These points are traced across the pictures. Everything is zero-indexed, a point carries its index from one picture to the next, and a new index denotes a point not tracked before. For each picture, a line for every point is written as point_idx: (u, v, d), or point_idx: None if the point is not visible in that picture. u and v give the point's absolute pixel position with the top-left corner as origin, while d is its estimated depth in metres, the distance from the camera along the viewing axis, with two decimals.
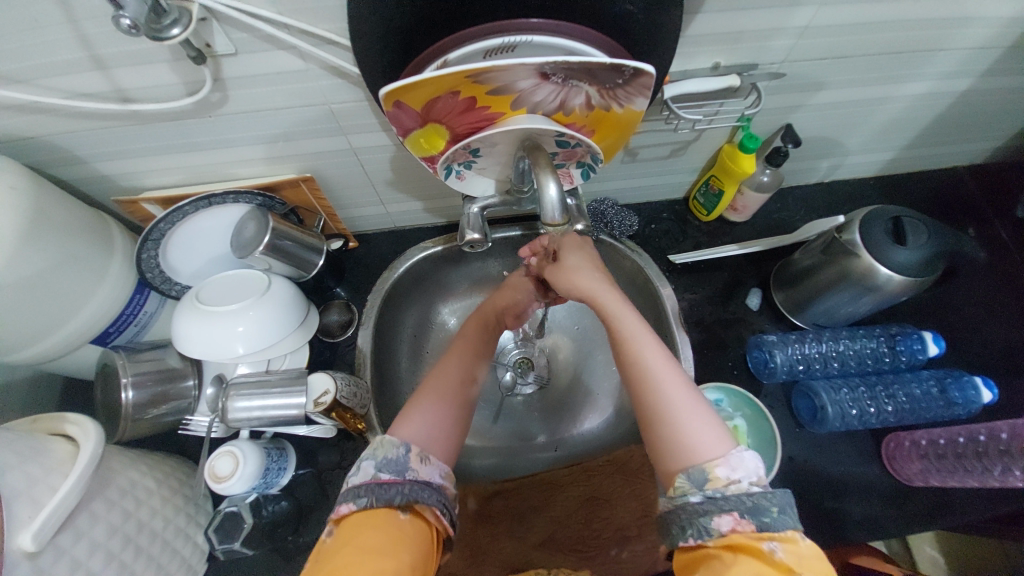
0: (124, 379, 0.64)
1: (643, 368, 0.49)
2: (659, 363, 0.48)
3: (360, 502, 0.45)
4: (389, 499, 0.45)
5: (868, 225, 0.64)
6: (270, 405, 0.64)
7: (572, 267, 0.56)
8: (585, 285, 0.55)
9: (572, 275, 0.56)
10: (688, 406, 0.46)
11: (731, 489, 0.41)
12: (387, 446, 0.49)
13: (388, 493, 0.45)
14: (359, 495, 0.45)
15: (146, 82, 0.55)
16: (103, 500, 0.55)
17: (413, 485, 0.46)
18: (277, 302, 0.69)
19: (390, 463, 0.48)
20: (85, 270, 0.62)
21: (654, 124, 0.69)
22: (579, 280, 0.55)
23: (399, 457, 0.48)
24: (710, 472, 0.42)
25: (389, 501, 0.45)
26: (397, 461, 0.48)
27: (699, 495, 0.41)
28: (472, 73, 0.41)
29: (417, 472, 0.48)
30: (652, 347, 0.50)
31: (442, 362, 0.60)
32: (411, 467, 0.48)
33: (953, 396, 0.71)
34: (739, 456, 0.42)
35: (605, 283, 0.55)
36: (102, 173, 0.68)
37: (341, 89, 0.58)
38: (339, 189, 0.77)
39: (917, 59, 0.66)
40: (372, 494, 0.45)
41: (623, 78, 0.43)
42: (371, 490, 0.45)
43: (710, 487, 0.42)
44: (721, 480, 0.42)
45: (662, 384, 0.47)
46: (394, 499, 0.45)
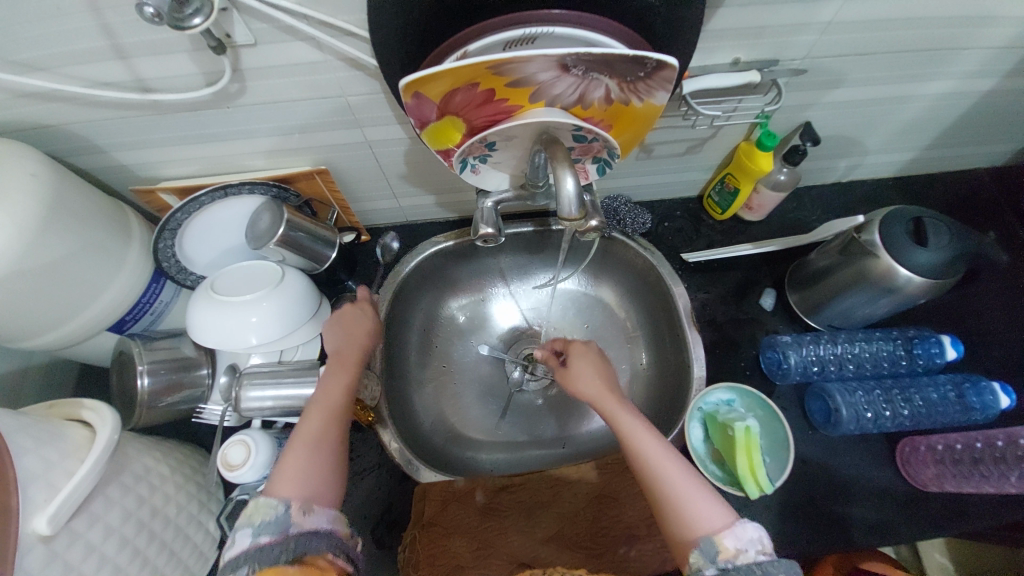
0: (139, 366, 0.65)
1: (646, 461, 0.51)
2: (657, 451, 0.51)
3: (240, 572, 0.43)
4: (274, 559, 0.44)
5: (887, 224, 0.63)
6: (283, 394, 0.65)
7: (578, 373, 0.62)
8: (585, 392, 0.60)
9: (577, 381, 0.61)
10: (687, 486, 0.49)
11: (740, 559, 0.43)
12: (262, 509, 0.47)
13: (272, 553, 0.44)
14: (239, 566, 0.43)
15: (166, 72, 0.56)
16: (117, 485, 0.56)
17: (298, 539, 0.46)
18: (291, 293, 0.69)
19: (269, 524, 0.46)
20: (102, 259, 0.62)
21: (671, 121, 0.69)
22: (581, 387, 0.60)
23: (276, 515, 0.47)
24: (719, 545, 0.44)
25: (274, 562, 0.44)
26: (277, 519, 0.47)
27: (712, 568, 0.43)
28: (493, 65, 0.41)
29: (300, 525, 0.48)
30: (654, 444, 0.52)
31: (304, 417, 0.57)
32: (293, 521, 0.48)
33: (970, 402, 0.69)
34: (741, 525, 0.45)
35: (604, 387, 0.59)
36: (120, 162, 0.68)
37: (358, 81, 0.58)
38: (353, 182, 0.77)
39: (941, 57, 0.64)
40: (252, 560, 0.44)
41: (646, 71, 0.43)
42: (251, 557, 0.44)
43: (722, 558, 0.44)
44: (730, 550, 0.44)
45: (663, 473, 0.50)
46: (282, 557, 0.44)
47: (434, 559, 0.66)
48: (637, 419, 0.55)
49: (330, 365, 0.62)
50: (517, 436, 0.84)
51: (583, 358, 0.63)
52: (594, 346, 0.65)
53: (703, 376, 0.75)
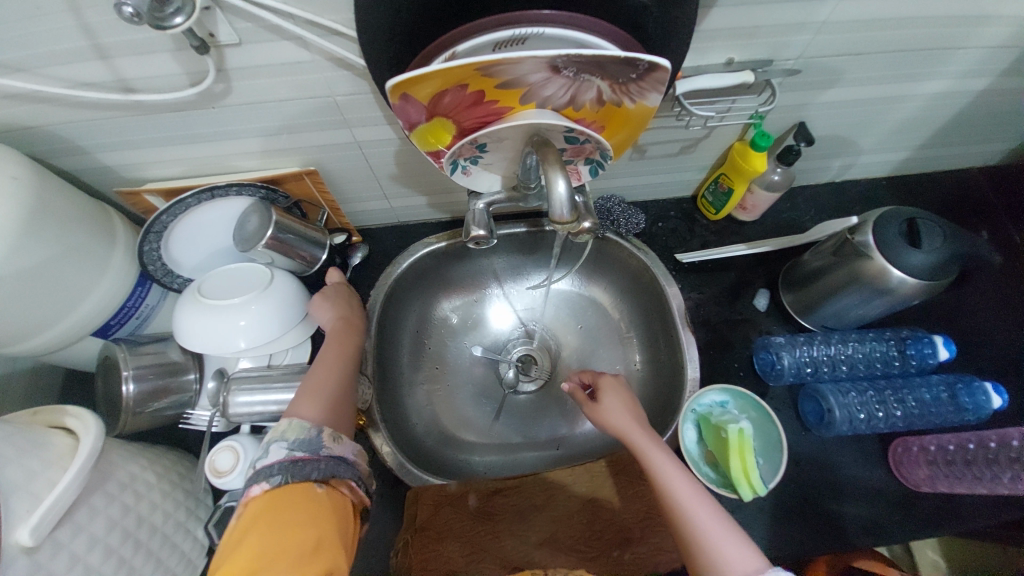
0: (124, 372, 0.64)
1: (676, 499, 0.52)
2: (687, 490, 0.52)
3: (277, 478, 0.48)
4: (306, 476, 0.49)
5: (881, 226, 0.63)
6: (271, 400, 0.64)
7: (608, 407, 0.62)
8: (616, 425, 0.60)
9: (606, 415, 0.62)
10: (718, 529, 0.49)
11: None
12: (297, 429, 0.53)
13: (304, 470, 0.49)
14: (274, 473, 0.48)
15: (148, 72, 0.54)
16: (102, 494, 0.55)
17: (329, 461, 0.52)
18: (280, 296, 0.68)
19: (304, 443, 0.52)
20: (85, 263, 0.61)
21: (664, 121, 0.68)
22: (610, 420, 0.61)
23: (311, 437, 0.52)
24: None
25: (306, 478, 0.49)
26: (312, 440, 0.52)
27: None
28: (482, 66, 0.40)
29: (331, 449, 0.53)
30: (688, 486, 0.53)
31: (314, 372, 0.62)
32: (325, 445, 0.53)
33: (962, 403, 0.69)
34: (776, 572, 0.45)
35: (635, 422, 0.60)
36: (103, 163, 0.67)
37: (346, 80, 0.57)
38: (343, 182, 0.76)
39: (935, 57, 0.64)
40: (287, 472, 0.49)
41: (637, 73, 0.42)
42: (287, 468, 0.49)
43: None
44: None
45: (694, 514, 0.51)
46: (313, 475, 0.50)
47: (429, 563, 0.65)
48: (669, 458, 0.56)
49: (330, 338, 0.67)
50: (511, 438, 0.84)
51: (612, 394, 0.63)
52: (622, 380, 0.66)
53: (697, 377, 0.75)
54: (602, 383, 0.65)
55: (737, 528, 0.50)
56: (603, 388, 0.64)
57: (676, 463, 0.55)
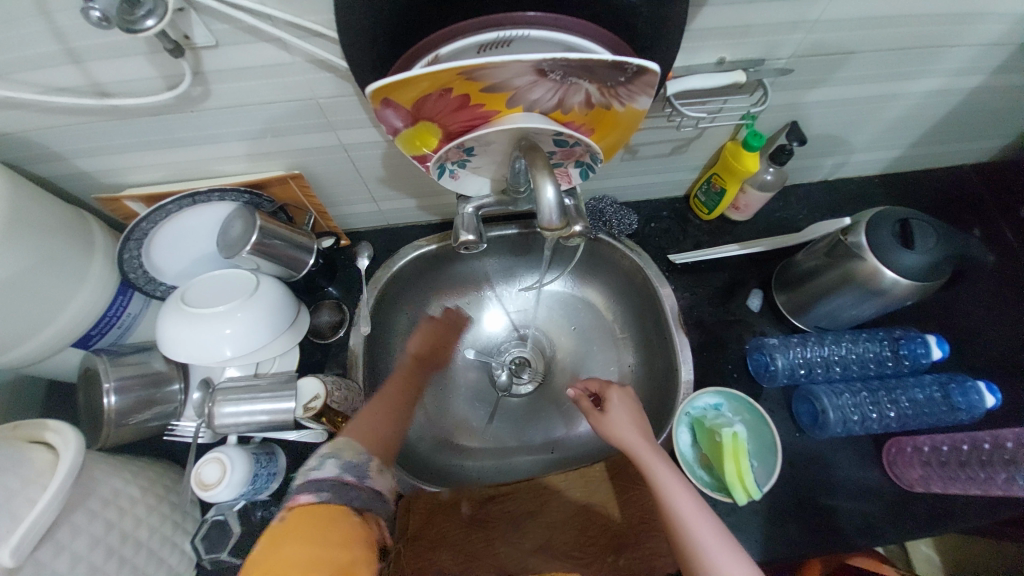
0: (106, 384, 0.62)
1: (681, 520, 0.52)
2: (692, 513, 0.52)
3: (322, 495, 0.48)
4: (347, 500, 0.49)
5: (874, 227, 0.62)
6: (258, 410, 0.63)
7: (615, 420, 0.61)
8: (623, 439, 0.59)
9: (613, 428, 0.61)
10: (721, 554, 0.49)
11: None
12: (352, 452, 0.55)
13: (349, 493, 0.49)
14: (322, 489, 0.49)
15: (123, 76, 0.53)
16: (83, 511, 0.53)
17: (370, 492, 0.52)
18: (266, 303, 0.67)
19: (353, 467, 0.53)
20: (64, 272, 0.59)
21: (656, 122, 0.67)
22: (618, 433, 0.60)
23: (362, 463, 0.54)
24: None
25: (347, 502, 0.49)
26: (362, 466, 0.53)
27: None
28: (465, 70, 0.39)
29: (374, 481, 0.53)
30: (691, 505, 0.53)
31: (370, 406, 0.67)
32: (370, 475, 0.53)
33: (955, 402, 0.69)
34: None
35: (642, 437, 0.59)
36: (81, 169, 0.65)
37: (328, 82, 0.55)
38: (329, 185, 0.74)
39: (928, 55, 0.63)
40: (335, 490, 0.49)
41: (626, 76, 0.41)
42: (334, 486, 0.49)
43: None
44: None
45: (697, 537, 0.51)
46: (354, 502, 0.49)
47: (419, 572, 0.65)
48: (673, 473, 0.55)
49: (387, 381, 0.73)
50: (504, 443, 0.83)
51: (620, 409, 0.62)
52: (629, 393, 0.65)
53: (691, 380, 0.74)
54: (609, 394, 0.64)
55: (739, 551, 0.50)
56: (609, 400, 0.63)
57: (682, 482, 0.54)
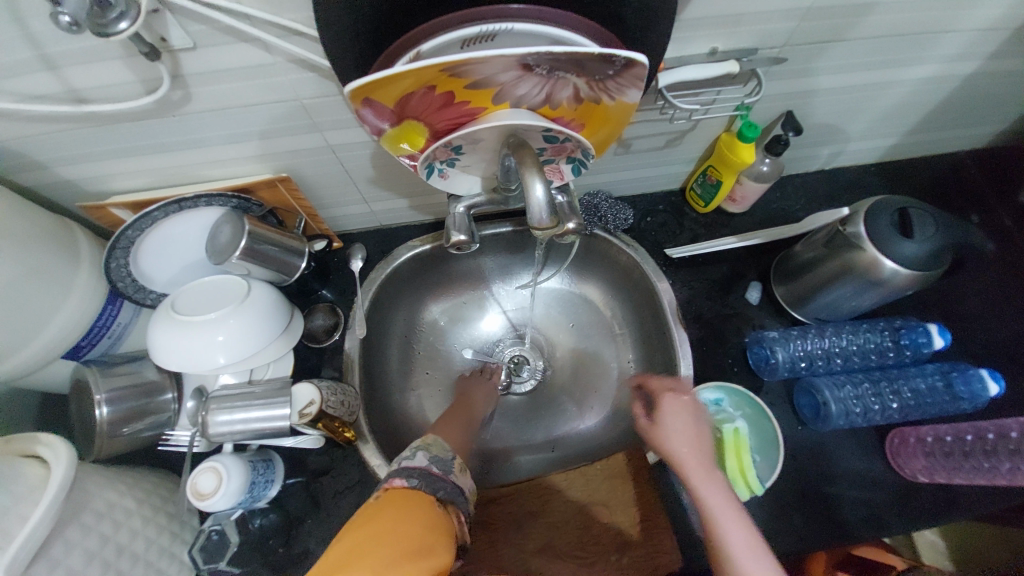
0: (97, 396, 0.62)
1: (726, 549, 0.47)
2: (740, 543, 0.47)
3: (413, 481, 0.50)
4: (435, 491, 0.50)
5: (873, 216, 0.62)
6: (252, 418, 0.62)
7: (671, 430, 0.56)
8: (676, 451, 0.54)
9: (667, 438, 0.56)
10: None
11: None
12: (439, 446, 0.56)
13: (435, 484, 0.51)
14: (412, 476, 0.51)
15: (101, 81, 0.51)
16: (77, 525, 0.53)
17: (454, 487, 0.52)
18: (259, 308, 0.66)
19: (441, 460, 0.54)
20: (51, 284, 0.58)
21: (648, 114, 0.66)
22: (671, 445, 0.55)
23: (448, 459, 0.55)
24: None
25: (434, 491, 0.50)
26: (448, 461, 0.55)
27: None
28: (447, 66, 0.37)
29: (458, 476, 0.54)
30: (739, 530, 0.47)
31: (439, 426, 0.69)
32: (455, 471, 0.54)
33: (958, 391, 0.68)
34: None
35: (697, 453, 0.53)
36: (66, 178, 0.64)
37: (312, 82, 0.54)
38: (319, 187, 0.73)
39: (926, 39, 0.62)
40: (422, 479, 0.51)
41: (614, 69, 0.40)
42: (423, 476, 0.51)
43: None
44: None
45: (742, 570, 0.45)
46: (439, 493, 0.50)
47: None
48: (722, 491, 0.51)
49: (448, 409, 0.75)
50: (504, 443, 0.82)
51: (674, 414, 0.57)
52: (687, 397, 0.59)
53: (690, 375, 0.73)
54: (669, 400, 0.59)
55: None
56: (667, 407, 0.58)
57: (734, 510, 0.49)
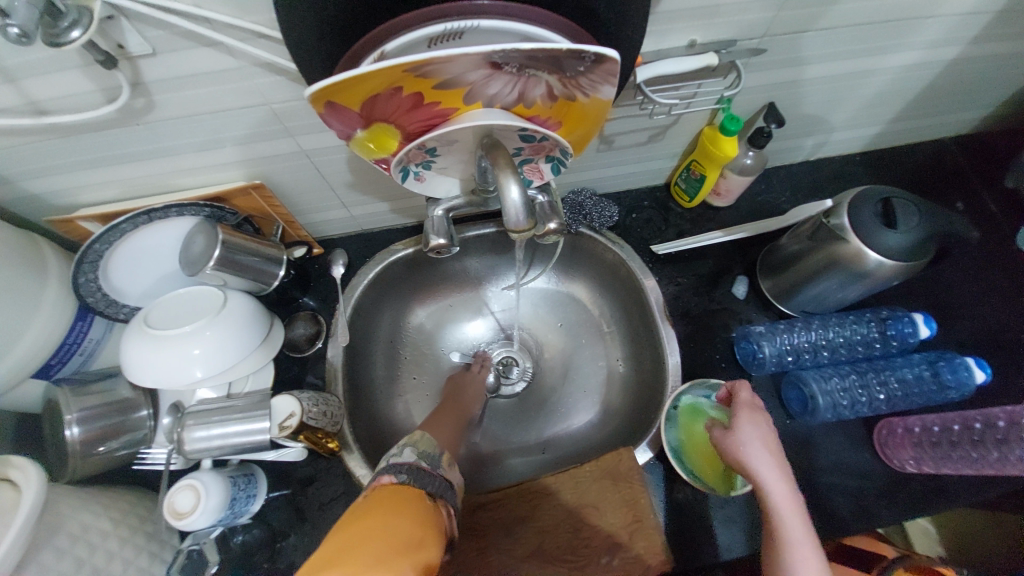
0: (68, 416, 0.60)
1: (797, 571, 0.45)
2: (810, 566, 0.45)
3: (401, 477, 0.49)
4: (423, 486, 0.49)
5: (856, 207, 0.61)
6: (230, 433, 0.60)
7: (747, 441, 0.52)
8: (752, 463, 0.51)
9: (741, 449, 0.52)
10: None
11: None
12: (428, 443, 0.56)
13: (423, 479, 0.50)
14: (401, 472, 0.50)
15: (58, 91, 0.49)
16: (51, 550, 0.51)
17: (442, 481, 0.51)
18: (235, 319, 0.64)
19: (428, 456, 0.53)
20: (17, 300, 0.56)
21: (627, 110, 0.65)
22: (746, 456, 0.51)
23: (436, 454, 0.55)
24: None
25: (423, 486, 0.49)
26: (436, 457, 0.55)
27: None
28: (412, 66, 0.36)
29: (446, 472, 0.54)
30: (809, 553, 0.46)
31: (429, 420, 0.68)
32: (442, 466, 0.54)
33: (945, 380, 0.68)
34: None
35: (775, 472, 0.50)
36: (29, 192, 0.61)
37: (281, 86, 0.53)
38: (295, 193, 0.71)
39: (904, 28, 0.61)
40: (411, 474, 0.50)
41: (585, 65, 0.39)
42: (412, 471, 0.50)
43: None
44: None
45: None
46: (427, 488, 0.49)
47: None
48: (789, 498, 0.49)
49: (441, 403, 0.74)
50: (495, 446, 0.81)
51: (746, 415, 0.54)
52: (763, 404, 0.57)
53: (679, 372, 0.73)
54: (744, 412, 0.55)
55: None
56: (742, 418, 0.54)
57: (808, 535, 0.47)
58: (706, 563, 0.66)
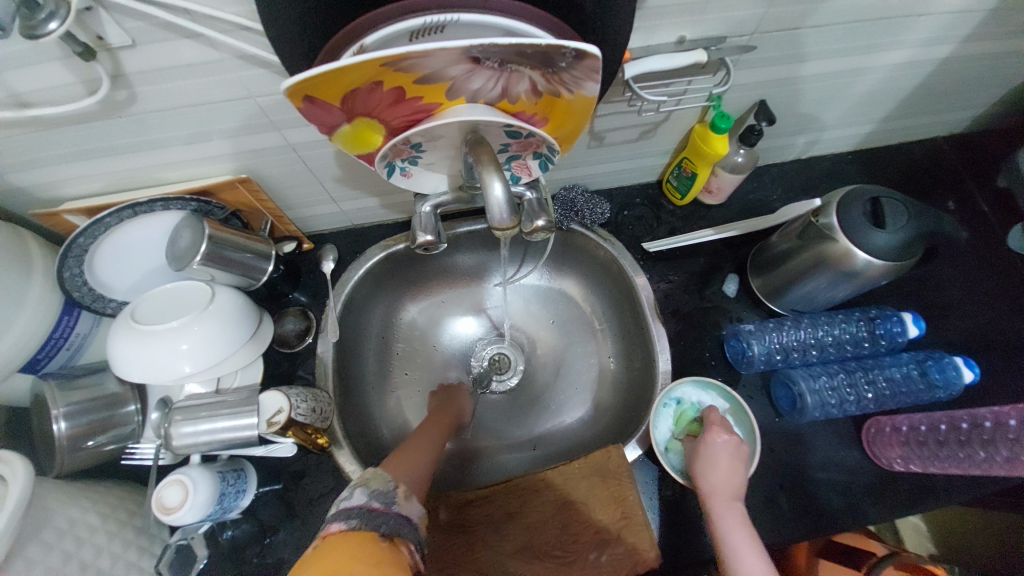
0: (54, 411, 0.60)
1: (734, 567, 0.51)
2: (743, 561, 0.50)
3: (352, 522, 0.44)
4: (376, 527, 0.44)
5: (845, 206, 0.61)
6: (218, 429, 0.60)
7: (709, 456, 0.58)
8: (708, 478, 0.57)
9: (704, 463, 0.58)
10: None
11: None
12: (379, 479, 0.50)
13: (377, 519, 0.45)
14: (351, 516, 0.44)
15: (38, 83, 0.49)
16: (36, 544, 0.51)
17: (399, 517, 0.46)
18: (223, 314, 0.64)
19: (380, 494, 0.48)
20: (1, 295, 0.56)
21: (616, 106, 0.65)
22: (706, 471, 0.58)
23: (390, 489, 0.49)
24: None
25: (375, 527, 0.44)
26: (390, 492, 0.48)
27: None
28: (390, 61, 0.36)
29: (402, 506, 0.48)
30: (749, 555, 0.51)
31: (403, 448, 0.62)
32: (398, 500, 0.48)
33: (933, 379, 0.69)
34: None
35: (727, 486, 0.56)
36: (12, 185, 0.61)
37: (266, 80, 0.52)
38: (283, 188, 0.71)
39: (894, 26, 0.61)
40: (362, 517, 0.44)
41: (567, 61, 0.38)
42: (362, 513, 0.45)
43: None
44: None
45: None
46: (382, 527, 0.44)
47: None
48: (734, 507, 0.54)
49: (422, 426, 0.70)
50: (486, 442, 0.81)
51: (713, 431, 0.60)
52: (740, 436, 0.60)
53: (669, 370, 0.73)
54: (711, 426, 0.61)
55: None
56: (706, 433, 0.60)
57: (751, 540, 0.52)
58: (695, 560, 0.66)
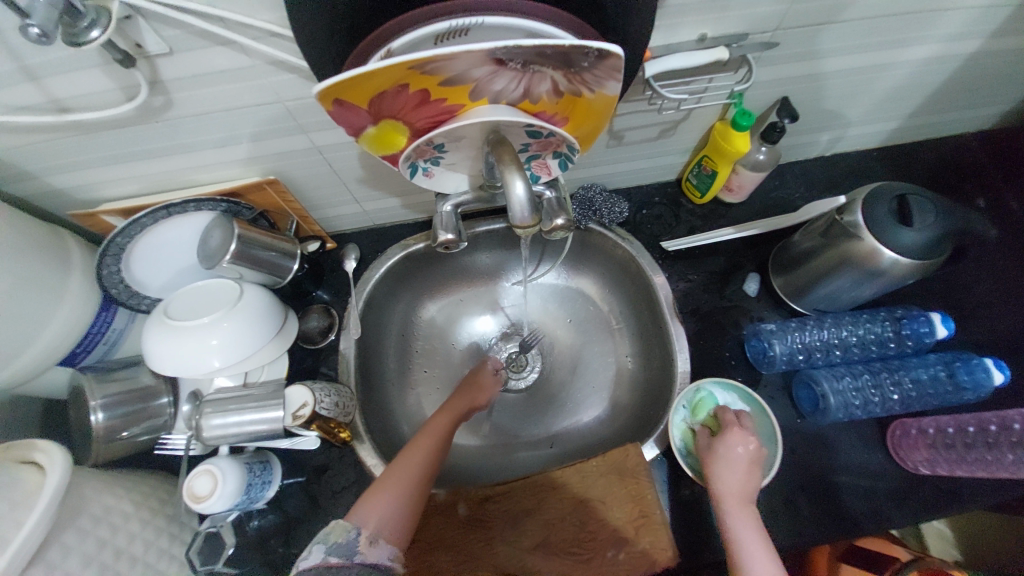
0: (91, 402, 0.62)
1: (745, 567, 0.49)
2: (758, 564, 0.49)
3: None
4: None
5: (870, 204, 0.60)
6: (246, 421, 0.62)
7: (725, 458, 0.58)
8: (726, 480, 0.56)
9: (720, 465, 0.58)
10: None
11: None
12: (339, 531, 0.47)
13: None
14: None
15: (80, 90, 0.51)
16: (74, 530, 0.53)
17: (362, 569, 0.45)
18: (250, 311, 0.66)
19: (341, 547, 0.46)
20: (42, 292, 0.59)
21: (636, 105, 0.65)
22: (722, 472, 0.57)
23: (352, 539, 0.47)
24: None
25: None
26: (350, 544, 0.46)
27: None
28: (416, 63, 0.37)
29: (365, 556, 0.46)
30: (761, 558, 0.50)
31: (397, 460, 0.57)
32: (361, 551, 0.46)
33: (961, 381, 0.67)
34: None
35: (744, 491, 0.55)
36: (54, 186, 0.64)
37: (294, 84, 0.54)
38: (309, 189, 0.73)
39: (923, 20, 0.60)
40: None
41: (589, 61, 0.39)
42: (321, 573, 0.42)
43: None
44: None
45: None
46: None
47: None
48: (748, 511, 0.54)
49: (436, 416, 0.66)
50: (504, 440, 0.82)
51: (734, 433, 0.59)
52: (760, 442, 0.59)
53: (688, 370, 0.72)
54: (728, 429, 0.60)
55: None
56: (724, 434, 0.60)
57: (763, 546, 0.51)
58: (713, 561, 0.65)
